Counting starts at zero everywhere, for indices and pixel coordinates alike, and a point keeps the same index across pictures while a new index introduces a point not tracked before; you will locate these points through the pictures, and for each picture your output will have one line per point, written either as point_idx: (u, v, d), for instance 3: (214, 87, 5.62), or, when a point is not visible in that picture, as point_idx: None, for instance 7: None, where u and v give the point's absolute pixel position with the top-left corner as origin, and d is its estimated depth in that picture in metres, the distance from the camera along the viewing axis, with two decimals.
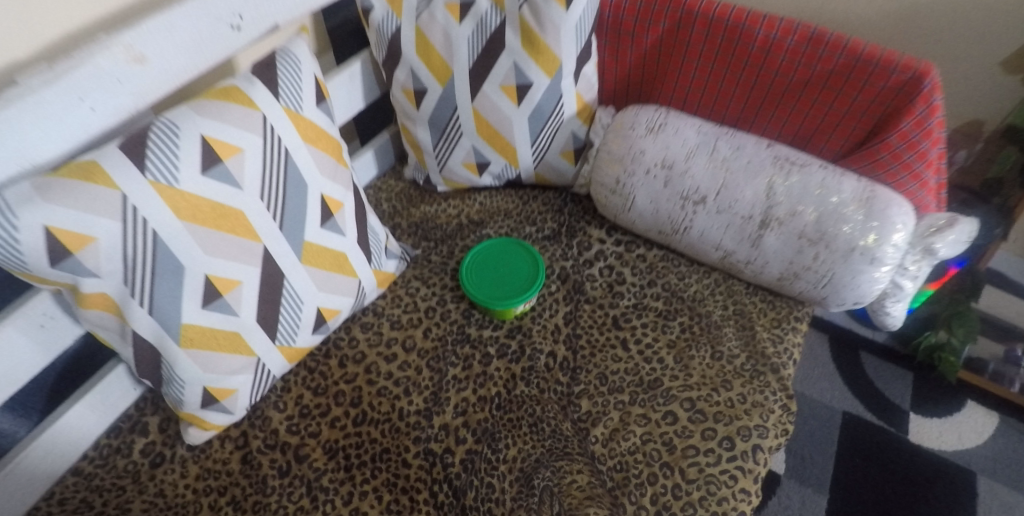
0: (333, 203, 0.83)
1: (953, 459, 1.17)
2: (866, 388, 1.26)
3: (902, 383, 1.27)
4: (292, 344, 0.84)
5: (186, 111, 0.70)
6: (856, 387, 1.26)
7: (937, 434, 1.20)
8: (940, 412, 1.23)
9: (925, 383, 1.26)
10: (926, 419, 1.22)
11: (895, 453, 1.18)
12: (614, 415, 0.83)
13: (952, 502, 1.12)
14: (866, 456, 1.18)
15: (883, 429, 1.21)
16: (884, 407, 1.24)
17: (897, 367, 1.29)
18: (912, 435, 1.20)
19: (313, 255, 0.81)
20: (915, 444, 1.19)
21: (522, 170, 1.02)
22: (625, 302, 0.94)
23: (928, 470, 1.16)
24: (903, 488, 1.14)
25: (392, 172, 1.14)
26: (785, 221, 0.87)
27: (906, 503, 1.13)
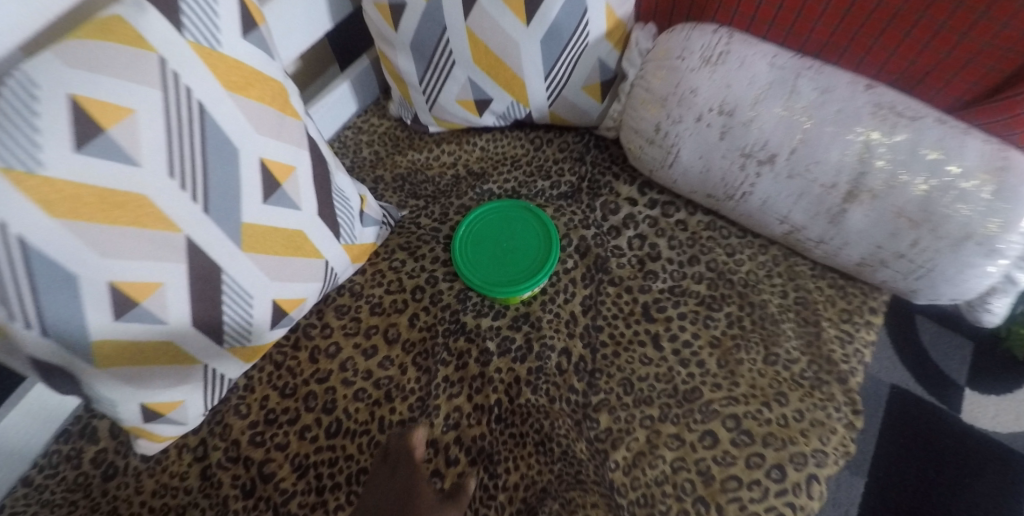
0: (279, 169, 0.63)
1: (1012, 443, 1.03)
2: (918, 360, 1.10)
3: (962, 355, 1.10)
4: (248, 344, 0.69)
5: (48, 59, 0.50)
6: (907, 357, 1.10)
7: (995, 414, 1.05)
8: (1002, 389, 1.06)
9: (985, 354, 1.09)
10: (984, 396, 1.06)
11: (946, 434, 1.04)
12: (640, 435, 0.68)
13: (1009, 490, 0.99)
14: (915, 436, 1.04)
15: (934, 407, 1.06)
16: (937, 382, 1.08)
17: (957, 335, 1.11)
18: (966, 414, 1.05)
19: (256, 239, 0.63)
20: (969, 425, 1.05)
21: (533, 110, 0.80)
22: (658, 285, 0.76)
23: (982, 452, 1.03)
24: (953, 471, 1.01)
25: (375, 107, 0.94)
26: (881, 194, 0.65)
27: (959, 491, 1.00)
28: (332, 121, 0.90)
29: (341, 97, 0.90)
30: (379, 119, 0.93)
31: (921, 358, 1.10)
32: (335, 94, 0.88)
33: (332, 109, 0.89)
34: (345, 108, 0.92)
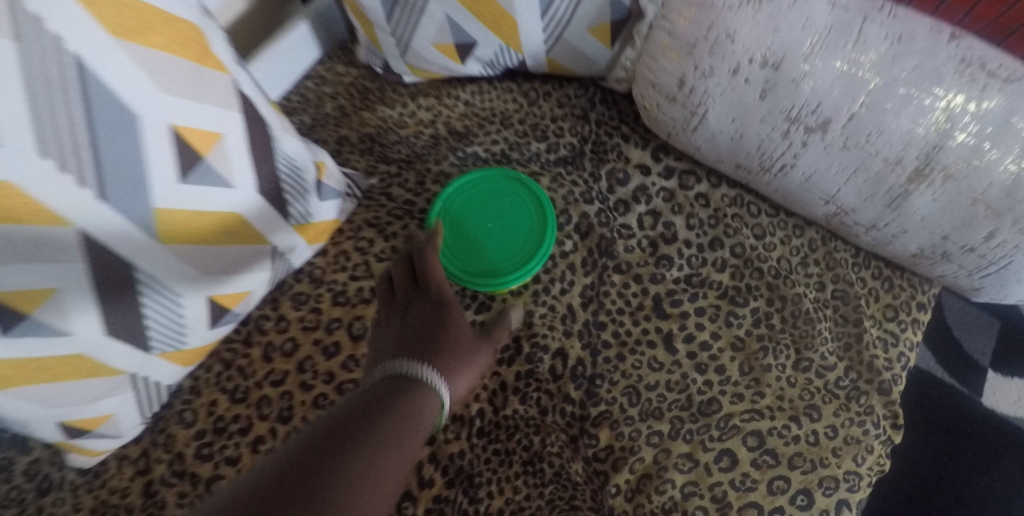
0: (197, 138, 0.50)
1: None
2: (939, 340, 1.01)
3: (985, 335, 1.01)
4: (183, 347, 0.58)
5: None
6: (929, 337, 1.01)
7: (1016, 398, 0.98)
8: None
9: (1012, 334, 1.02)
10: (1006, 379, 0.99)
11: (964, 417, 0.95)
12: (646, 455, 0.58)
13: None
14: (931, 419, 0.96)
15: (951, 388, 0.98)
16: (957, 363, 1.00)
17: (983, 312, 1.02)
18: (986, 398, 0.98)
19: (177, 228, 0.51)
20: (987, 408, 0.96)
21: (527, 56, 0.66)
22: (673, 274, 0.64)
23: (999, 436, 0.95)
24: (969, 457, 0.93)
25: (342, 52, 0.81)
26: (957, 175, 0.53)
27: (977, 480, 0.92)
28: (290, 69, 0.77)
29: (300, 40, 0.76)
30: (346, 66, 0.79)
31: (941, 336, 1.01)
32: (292, 36, 0.75)
33: (289, 54, 0.76)
34: (306, 54, 0.78)
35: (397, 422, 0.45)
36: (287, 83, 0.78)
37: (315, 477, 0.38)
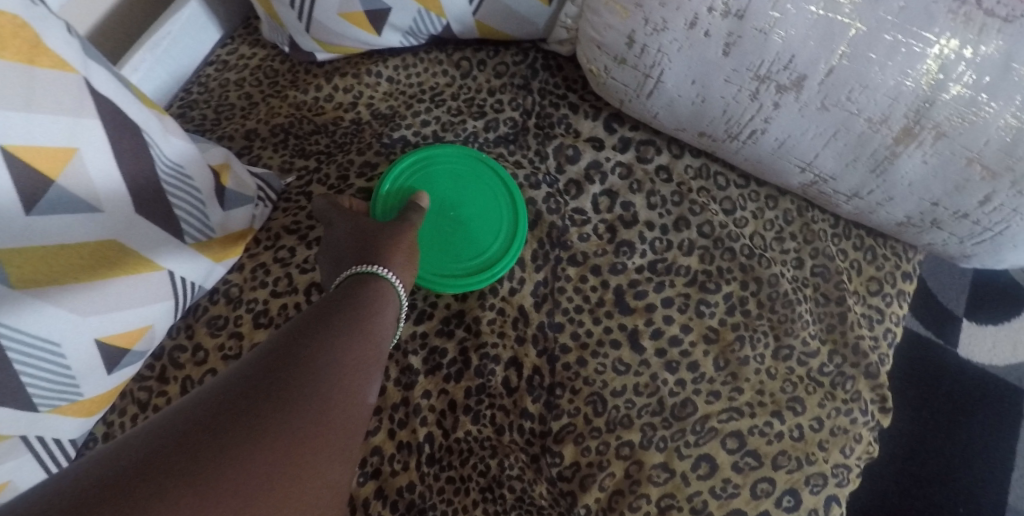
0: (39, 155, 0.41)
1: (1008, 376, 0.92)
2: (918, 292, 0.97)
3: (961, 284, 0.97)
4: (79, 398, 0.50)
5: None
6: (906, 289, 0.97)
7: (992, 346, 0.93)
8: (1000, 317, 0.94)
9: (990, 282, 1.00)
10: (980, 327, 0.94)
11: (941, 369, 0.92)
12: (618, 468, 0.52)
13: (1000, 428, 0.89)
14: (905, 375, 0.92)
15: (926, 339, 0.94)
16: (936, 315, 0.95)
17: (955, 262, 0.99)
18: (962, 347, 0.93)
19: (33, 266, 0.42)
20: (963, 358, 0.92)
21: (452, 22, 0.57)
22: (636, 261, 0.57)
23: (974, 386, 0.91)
24: (944, 410, 0.89)
25: (245, 31, 0.70)
26: (952, 133, 0.45)
27: (954, 434, 0.89)
28: (184, 54, 0.67)
29: (191, 20, 0.66)
30: (251, 47, 0.69)
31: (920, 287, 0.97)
32: (181, 16, 0.65)
33: (180, 38, 0.66)
34: (201, 36, 0.69)
35: (359, 320, 0.43)
36: (182, 71, 0.68)
37: (283, 371, 0.36)
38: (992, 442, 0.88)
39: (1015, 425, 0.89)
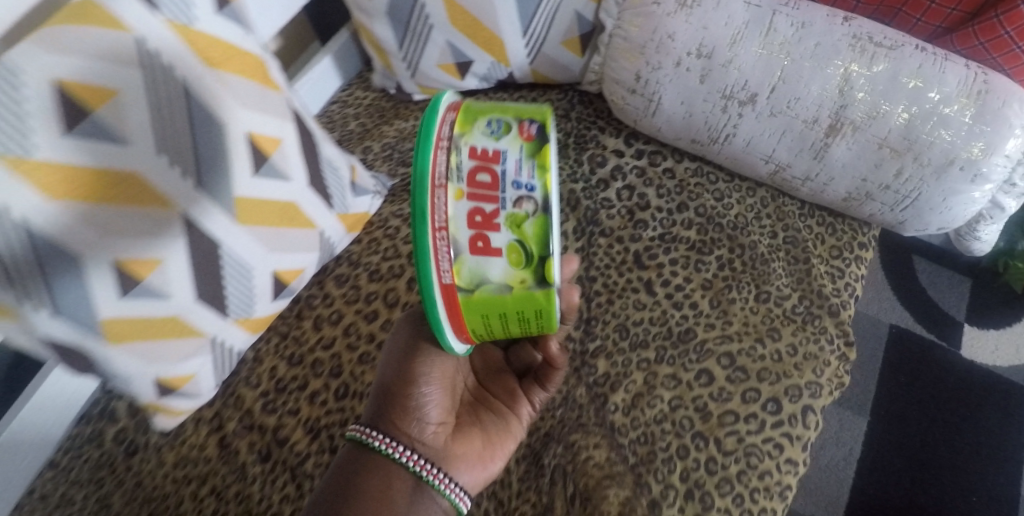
0: (266, 141, 0.64)
1: (1013, 376, 1.09)
2: (919, 300, 1.15)
3: (959, 293, 1.15)
4: (252, 315, 0.71)
5: (26, 45, 0.51)
6: (908, 299, 1.15)
7: (993, 347, 1.11)
8: (999, 323, 1.13)
9: (983, 294, 1.15)
10: (983, 331, 1.12)
11: (946, 367, 1.10)
12: (638, 377, 0.70)
13: (1006, 420, 1.06)
14: (914, 374, 1.09)
15: (934, 344, 1.12)
16: (936, 319, 1.13)
17: (953, 274, 1.17)
18: (965, 349, 1.11)
19: (251, 212, 0.64)
20: (968, 359, 1.10)
21: (514, 69, 0.80)
22: (649, 233, 0.77)
23: (984, 388, 1.08)
24: (956, 404, 1.07)
25: (359, 79, 0.94)
26: (862, 126, 0.65)
27: (965, 423, 1.06)
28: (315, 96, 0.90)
29: (321, 74, 0.89)
30: (363, 91, 0.93)
31: (922, 299, 1.15)
32: (315, 71, 0.88)
33: (314, 86, 0.89)
34: (328, 84, 0.92)
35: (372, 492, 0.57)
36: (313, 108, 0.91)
37: None
38: (1000, 429, 1.05)
39: (1013, 416, 1.06)
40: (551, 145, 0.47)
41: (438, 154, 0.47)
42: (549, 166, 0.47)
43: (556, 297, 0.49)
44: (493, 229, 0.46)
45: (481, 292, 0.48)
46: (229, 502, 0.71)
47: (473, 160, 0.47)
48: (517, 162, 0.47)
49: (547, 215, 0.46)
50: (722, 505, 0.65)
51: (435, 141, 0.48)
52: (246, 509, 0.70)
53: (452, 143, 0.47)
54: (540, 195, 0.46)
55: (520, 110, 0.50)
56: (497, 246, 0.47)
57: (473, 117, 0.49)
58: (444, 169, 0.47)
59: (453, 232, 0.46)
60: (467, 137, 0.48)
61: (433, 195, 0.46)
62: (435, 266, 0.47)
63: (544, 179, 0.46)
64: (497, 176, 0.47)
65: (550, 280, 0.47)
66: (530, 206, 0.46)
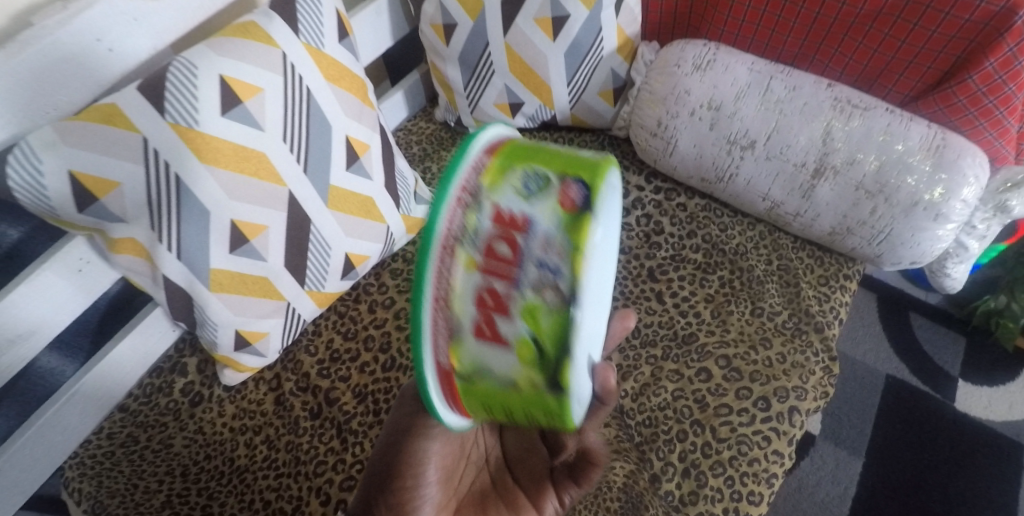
0: (358, 144, 0.80)
1: (1007, 432, 1.16)
2: (914, 353, 1.24)
3: (953, 349, 1.24)
4: (322, 289, 0.84)
5: (204, 50, 0.68)
6: (904, 352, 1.24)
7: (986, 403, 1.18)
8: (992, 381, 1.20)
9: (976, 353, 1.24)
10: (975, 387, 1.20)
11: (939, 417, 1.17)
12: (646, 370, 0.82)
13: (997, 472, 1.12)
14: (907, 421, 1.17)
15: (928, 396, 1.19)
16: (930, 373, 1.22)
17: (948, 331, 1.26)
18: (958, 403, 1.18)
19: (339, 200, 0.79)
20: (962, 412, 1.18)
21: (557, 112, 0.97)
22: (662, 253, 0.90)
23: (976, 440, 1.15)
24: (948, 453, 1.13)
25: (423, 113, 1.11)
26: (842, 170, 0.79)
27: (956, 472, 1.12)
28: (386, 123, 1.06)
29: (393, 106, 1.05)
30: (426, 123, 1.09)
31: (917, 353, 1.24)
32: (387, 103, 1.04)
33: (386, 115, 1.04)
34: (397, 116, 1.08)
35: None
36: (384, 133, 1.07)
37: None
38: (992, 482, 1.11)
39: (1004, 469, 1.12)
40: (593, 216, 0.42)
41: (455, 209, 0.43)
42: (583, 251, 0.41)
43: (566, 408, 0.44)
44: (501, 317, 0.43)
45: (482, 381, 0.45)
46: (279, 450, 0.81)
47: (494, 225, 0.43)
48: (547, 238, 0.42)
49: (567, 312, 0.41)
50: (714, 484, 0.74)
51: (455, 189, 0.43)
52: (294, 457, 0.80)
53: (476, 199, 0.43)
54: (563, 283, 0.41)
55: (571, 165, 0.44)
56: (506, 337, 0.43)
57: (510, 166, 0.44)
58: (457, 229, 0.43)
59: (455, 308, 0.44)
60: (495, 192, 0.43)
61: (439, 260, 0.43)
62: (433, 346, 0.45)
63: (573, 268, 0.41)
64: (518, 253, 0.42)
65: (564, 387, 0.43)
66: (551, 299, 0.42)
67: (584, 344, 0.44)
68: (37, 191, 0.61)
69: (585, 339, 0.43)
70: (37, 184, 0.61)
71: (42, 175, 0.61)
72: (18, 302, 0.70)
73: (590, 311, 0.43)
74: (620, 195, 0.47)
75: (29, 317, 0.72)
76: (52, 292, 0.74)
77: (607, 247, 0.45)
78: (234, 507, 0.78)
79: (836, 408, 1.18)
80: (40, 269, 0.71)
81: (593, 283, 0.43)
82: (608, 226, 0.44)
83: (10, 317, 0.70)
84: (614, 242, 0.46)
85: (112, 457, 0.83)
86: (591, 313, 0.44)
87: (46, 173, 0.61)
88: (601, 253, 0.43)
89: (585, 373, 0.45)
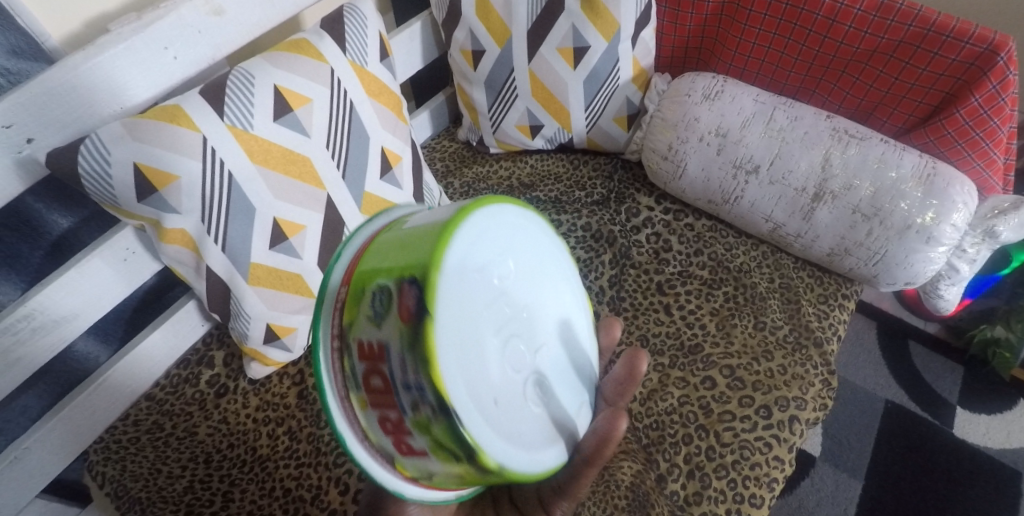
0: (392, 156, 0.86)
1: (1004, 459, 1.19)
2: (913, 380, 1.28)
3: (951, 377, 1.28)
4: None
5: (261, 62, 0.75)
6: (902, 378, 1.28)
7: (983, 429, 1.21)
8: (990, 409, 1.24)
9: (974, 381, 1.28)
10: (973, 414, 1.23)
11: (937, 443, 1.20)
12: (653, 376, 0.86)
13: (994, 497, 1.14)
14: (906, 446, 1.20)
15: (927, 422, 1.23)
16: (929, 399, 1.25)
17: (947, 359, 1.30)
18: (956, 429, 1.22)
19: (371, 206, 0.85)
20: (960, 438, 1.21)
21: (574, 135, 1.04)
22: (670, 269, 0.96)
23: (974, 466, 1.18)
24: (946, 478, 1.16)
25: (446, 133, 1.18)
26: (840, 195, 0.85)
27: (954, 496, 1.14)
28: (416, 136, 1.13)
29: (419, 124, 1.12)
30: (449, 142, 1.16)
31: (916, 379, 1.28)
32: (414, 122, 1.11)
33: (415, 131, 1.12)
34: (421, 133, 1.14)
35: None
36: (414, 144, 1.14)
37: None
38: (990, 508, 1.13)
39: (1002, 494, 1.15)
40: (428, 325, 0.44)
41: (336, 359, 0.50)
42: (427, 359, 0.43)
43: (510, 477, 0.47)
44: (407, 434, 0.47)
45: (436, 479, 0.50)
46: (301, 441, 0.85)
47: (363, 363, 0.48)
48: (401, 358, 0.45)
49: (443, 419, 0.44)
50: (717, 486, 0.77)
51: (331, 345, 0.51)
52: (315, 448, 0.84)
53: (344, 342, 0.50)
54: (426, 393, 0.44)
55: (399, 265, 0.47)
56: (420, 449, 0.47)
57: (358, 293, 0.49)
58: (344, 377, 0.50)
59: (376, 436, 0.50)
60: (356, 330, 0.49)
61: (347, 412, 0.51)
62: (385, 465, 0.51)
63: (426, 377, 0.44)
64: (386, 374, 0.46)
65: (487, 466, 0.46)
66: (428, 410, 0.45)
67: (500, 414, 0.48)
68: (103, 180, 0.67)
69: (475, 407, 0.46)
70: (105, 174, 0.66)
71: (109, 166, 0.66)
72: (67, 285, 0.75)
73: (482, 380, 0.47)
74: (468, 260, 0.48)
75: (76, 301, 0.77)
76: (98, 279, 0.78)
77: (486, 296, 0.49)
78: (255, 494, 0.80)
79: (836, 430, 1.22)
80: (89, 255, 0.76)
81: (460, 376, 0.45)
82: (483, 298, 0.49)
83: (59, 299, 0.75)
84: (531, 301, 0.54)
85: (137, 443, 0.86)
86: (482, 381, 0.47)
87: (112, 163, 0.66)
88: (455, 341, 0.45)
89: (514, 439, 0.48)
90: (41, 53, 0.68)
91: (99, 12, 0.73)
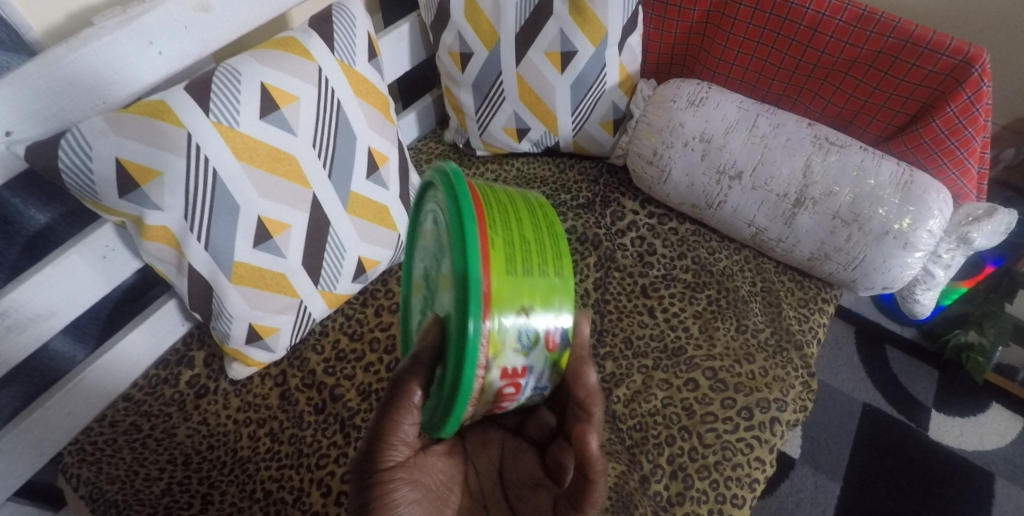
0: (379, 156, 0.86)
1: (978, 461, 1.21)
2: (890, 383, 1.30)
3: (927, 380, 1.31)
4: (333, 290, 0.88)
5: (248, 59, 0.74)
6: (879, 382, 1.30)
7: (958, 432, 1.24)
8: (964, 412, 1.27)
9: (949, 385, 1.30)
10: (949, 417, 1.26)
11: (913, 445, 1.23)
12: (637, 378, 0.87)
13: (968, 499, 1.17)
14: (883, 448, 1.22)
15: (903, 424, 1.25)
16: (905, 402, 1.28)
17: (923, 363, 1.33)
18: (932, 432, 1.24)
19: (357, 206, 0.84)
20: (934, 440, 1.23)
21: (560, 139, 1.04)
22: (654, 272, 0.97)
23: (948, 468, 1.20)
24: (921, 480, 1.18)
25: (433, 134, 1.18)
26: (820, 201, 0.86)
27: (928, 498, 1.17)
28: (407, 134, 1.14)
29: (407, 124, 1.12)
30: (435, 143, 1.16)
31: (892, 383, 1.30)
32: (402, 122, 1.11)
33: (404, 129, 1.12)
34: (408, 135, 1.14)
35: None
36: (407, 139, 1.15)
37: None
38: (964, 508, 1.15)
39: (975, 496, 1.17)
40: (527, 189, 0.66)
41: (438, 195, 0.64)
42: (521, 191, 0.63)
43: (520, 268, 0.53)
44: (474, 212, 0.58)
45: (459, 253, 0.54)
46: (283, 442, 0.84)
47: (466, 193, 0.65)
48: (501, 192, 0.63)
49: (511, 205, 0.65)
50: (700, 486, 0.78)
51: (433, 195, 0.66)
52: (297, 449, 0.83)
53: None
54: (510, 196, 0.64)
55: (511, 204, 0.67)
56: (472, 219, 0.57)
57: None
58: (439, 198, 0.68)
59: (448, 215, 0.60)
60: None
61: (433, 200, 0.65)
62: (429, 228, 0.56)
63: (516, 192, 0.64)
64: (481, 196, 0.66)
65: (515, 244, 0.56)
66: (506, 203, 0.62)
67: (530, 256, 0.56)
68: (84, 175, 0.66)
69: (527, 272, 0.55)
70: (85, 168, 0.65)
71: (90, 160, 0.65)
72: (43, 282, 0.73)
73: None
74: None
75: (53, 299, 0.75)
76: (75, 276, 0.77)
77: None
78: (235, 496, 0.79)
79: (815, 432, 1.24)
80: (66, 252, 0.75)
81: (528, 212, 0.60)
82: None
83: (33, 297, 0.73)
84: None
85: (113, 444, 0.84)
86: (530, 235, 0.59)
87: (94, 158, 0.65)
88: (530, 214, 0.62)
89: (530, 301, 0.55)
90: (23, 44, 0.67)
91: (82, 5, 0.72)
